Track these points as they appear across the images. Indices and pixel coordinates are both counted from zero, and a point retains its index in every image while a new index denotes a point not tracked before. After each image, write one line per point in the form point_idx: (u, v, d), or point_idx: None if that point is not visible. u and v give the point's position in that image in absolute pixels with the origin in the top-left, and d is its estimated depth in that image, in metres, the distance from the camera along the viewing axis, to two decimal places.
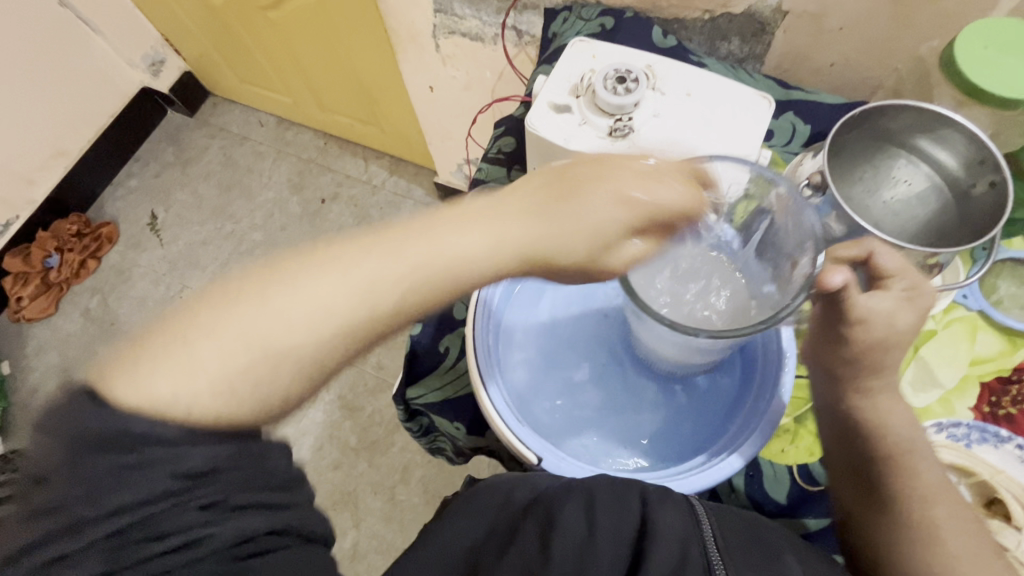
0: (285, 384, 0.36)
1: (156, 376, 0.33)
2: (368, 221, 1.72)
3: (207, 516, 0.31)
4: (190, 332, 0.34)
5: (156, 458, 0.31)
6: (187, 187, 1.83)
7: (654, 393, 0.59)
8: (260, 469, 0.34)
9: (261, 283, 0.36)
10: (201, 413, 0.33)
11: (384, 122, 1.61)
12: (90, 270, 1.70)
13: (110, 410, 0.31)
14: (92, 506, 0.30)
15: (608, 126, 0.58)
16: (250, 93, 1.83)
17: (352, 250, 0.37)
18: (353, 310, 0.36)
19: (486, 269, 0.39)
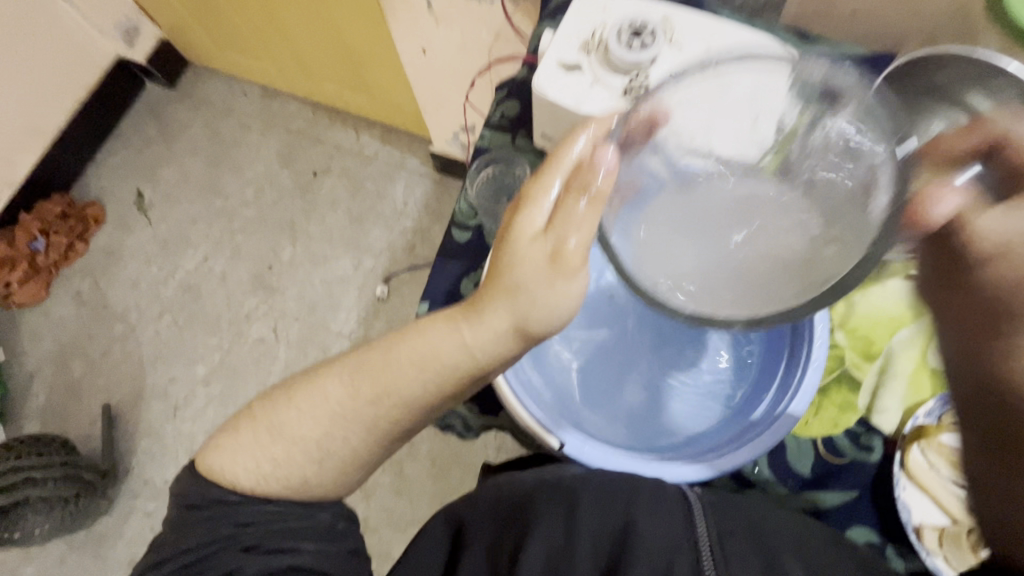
0: (323, 472, 0.52)
1: (238, 462, 0.51)
2: (363, 194, 1.67)
3: (251, 548, 0.49)
4: (262, 427, 0.52)
5: (230, 522, 0.50)
6: (173, 163, 1.76)
7: (674, 384, 0.59)
8: (297, 534, 0.51)
9: (299, 396, 0.52)
10: (269, 487, 0.51)
11: (375, 88, 1.53)
12: (79, 253, 1.66)
13: (208, 485, 0.51)
14: (186, 542, 0.49)
15: (622, 86, 0.54)
16: (232, 62, 1.74)
17: (350, 364, 0.51)
18: (364, 424, 0.50)
19: (440, 362, 0.46)
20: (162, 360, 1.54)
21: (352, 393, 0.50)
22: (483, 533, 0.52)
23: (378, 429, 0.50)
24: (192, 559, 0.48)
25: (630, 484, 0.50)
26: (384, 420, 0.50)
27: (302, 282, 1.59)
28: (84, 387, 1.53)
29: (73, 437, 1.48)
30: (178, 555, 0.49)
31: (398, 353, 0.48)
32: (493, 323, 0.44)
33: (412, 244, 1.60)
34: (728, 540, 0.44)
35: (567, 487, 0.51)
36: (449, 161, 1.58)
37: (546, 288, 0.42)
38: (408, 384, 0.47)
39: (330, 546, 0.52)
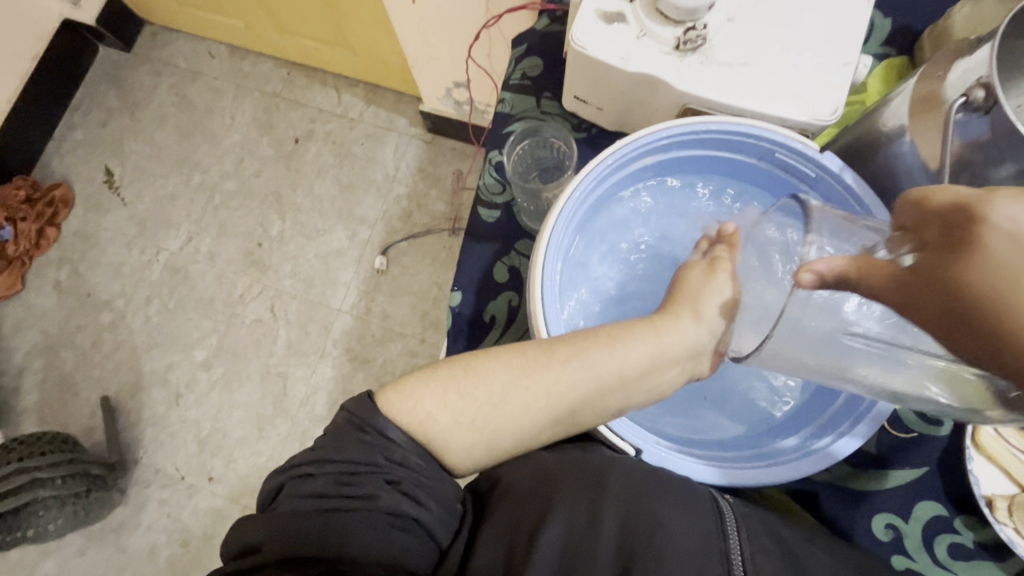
0: (492, 423, 0.46)
1: (422, 408, 0.46)
2: (351, 160, 1.57)
3: (391, 488, 0.43)
4: (468, 371, 0.47)
5: (383, 453, 0.44)
6: (141, 135, 1.63)
7: (774, 375, 0.58)
8: (432, 492, 0.45)
9: (499, 348, 0.49)
10: (444, 444, 0.46)
11: (355, 43, 1.41)
12: (53, 240, 1.55)
13: (387, 425, 0.45)
14: (344, 451, 0.43)
15: (675, 38, 0.48)
16: (194, 18, 1.59)
17: (569, 339, 0.49)
18: (552, 384, 0.47)
19: (637, 358, 0.48)
20: (157, 347, 1.48)
21: (549, 349, 0.48)
22: (500, 509, 0.47)
23: (562, 395, 0.47)
24: (342, 471, 0.43)
25: (663, 485, 0.47)
26: (571, 383, 0.47)
27: (296, 258, 1.51)
28: (78, 379, 1.47)
29: (74, 430, 1.43)
30: (334, 460, 0.43)
31: (599, 331, 0.50)
32: (686, 322, 0.50)
33: (408, 211, 1.52)
34: (761, 558, 0.43)
35: (592, 478, 0.47)
36: (442, 120, 1.48)
37: (712, 288, 0.51)
38: (610, 362, 0.48)
39: (448, 516, 0.46)
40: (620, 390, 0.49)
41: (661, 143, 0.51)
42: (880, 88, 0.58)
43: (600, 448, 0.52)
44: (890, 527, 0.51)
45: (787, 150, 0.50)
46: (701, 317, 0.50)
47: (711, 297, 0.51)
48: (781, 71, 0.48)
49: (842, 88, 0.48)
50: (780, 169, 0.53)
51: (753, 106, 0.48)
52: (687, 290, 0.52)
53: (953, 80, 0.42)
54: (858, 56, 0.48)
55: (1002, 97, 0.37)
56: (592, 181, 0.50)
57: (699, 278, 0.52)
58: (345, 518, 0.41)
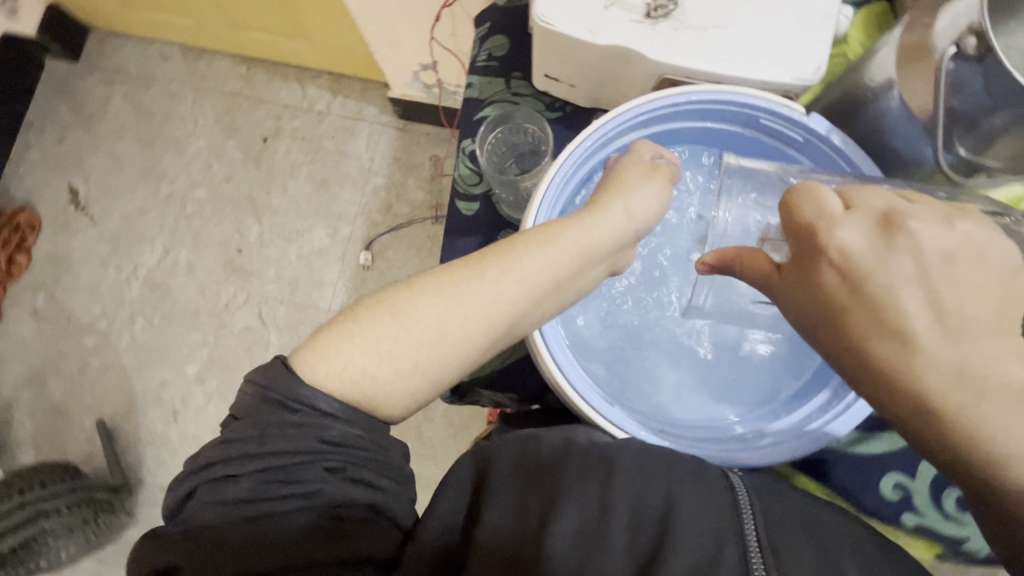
0: (432, 363, 0.45)
1: (354, 362, 0.43)
2: (324, 155, 1.52)
3: (327, 475, 0.41)
4: (400, 308, 0.45)
5: (317, 434, 0.41)
6: (101, 149, 1.57)
7: (744, 347, 0.58)
8: (378, 456, 0.43)
9: (425, 280, 0.46)
10: (382, 397, 0.44)
11: (313, 32, 1.34)
12: (24, 266, 1.50)
13: (318, 394, 0.42)
14: (266, 442, 0.40)
15: (645, 5, 0.47)
16: (143, 20, 1.51)
17: (510, 255, 0.46)
18: (487, 305, 0.45)
19: (570, 265, 0.47)
20: (147, 366, 1.45)
21: (479, 268, 0.46)
22: (500, 484, 0.43)
23: (499, 313, 0.45)
24: (268, 466, 0.40)
25: (672, 465, 0.44)
26: (507, 301, 0.45)
27: (278, 261, 1.47)
28: (69, 407, 1.44)
29: (73, 457, 1.41)
30: (256, 455, 0.40)
31: (528, 235, 0.47)
32: (614, 215, 0.48)
33: (388, 203, 1.48)
34: (776, 527, 0.41)
35: (601, 455, 0.44)
36: (412, 105, 1.43)
37: (641, 191, 0.49)
38: (543, 266, 0.46)
39: (401, 493, 0.44)
40: (557, 301, 0.48)
41: (642, 117, 0.50)
42: (860, 38, 0.55)
43: (597, 428, 0.50)
44: (898, 487, 0.52)
45: (773, 114, 0.49)
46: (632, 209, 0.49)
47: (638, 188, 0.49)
48: (759, 31, 0.47)
49: (824, 43, 0.47)
50: (766, 134, 0.52)
51: (733, 69, 0.47)
52: (622, 186, 0.49)
53: (942, 28, 0.40)
54: (837, 8, 0.48)
55: (999, 51, 0.37)
56: (570, 166, 0.49)
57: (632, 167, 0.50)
58: (280, 520, 0.39)
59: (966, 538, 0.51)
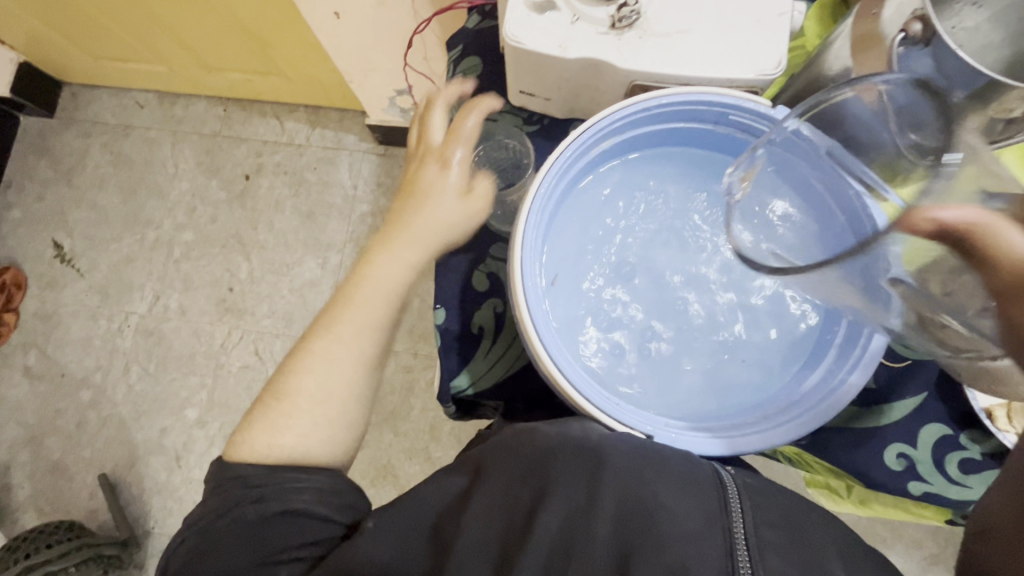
0: (331, 410, 0.53)
1: (261, 442, 0.52)
2: (307, 187, 1.53)
3: (250, 501, 0.49)
4: (281, 389, 0.53)
5: (242, 482, 0.50)
6: (83, 202, 1.56)
7: (740, 332, 0.53)
8: (297, 485, 0.50)
9: (296, 359, 0.55)
10: (299, 451, 0.52)
11: (287, 68, 1.36)
12: (12, 325, 1.49)
13: (235, 468, 0.51)
14: (209, 502, 0.51)
15: (610, 17, 0.50)
16: (116, 70, 1.52)
17: (350, 306, 0.55)
18: (350, 349, 0.54)
19: (396, 292, 0.56)
20: (145, 415, 1.43)
21: (335, 329, 0.54)
22: (488, 483, 0.45)
23: (362, 350, 0.55)
24: (211, 515, 0.50)
25: (664, 462, 0.43)
26: (361, 338, 0.55)
27: (270, 296, 1.47)
28: (70, 464, 1.41)
29: (78, 515, 1.39)
30: (203, 515, 0.50)
31: (349, 290, 0.56)
32: (407, 250, 0.56)
33: (375, 229, 1.49)
34: (766, 531, 0.40)
35: (590, 453, 0.43)
36: (391, 130, 1.45)
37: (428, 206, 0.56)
38: (373, 303, 0.55)
39: (330, 500, 0.51)
40: (398, 314, 0.57)
41: (616, 124, 0.51)
42: (817, 30, 0.58)
43: (590, 418, 0.47)
44: (902, 456, 0.53)
45: (740, 110, 0.51)
46: (438, 236, 0.57)
47: (442, 215, 0.56)
48: (719, 32, 0.50)
49: (781, 39, 0.49)
50: (737, 131, 0.53)
51: (699, 72, 0.50)
52: (410, 222, 0.56)
53: (889, 17, 0.45)
54: (791, 4, 0.50)
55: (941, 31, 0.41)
56: (555, 176, 0.50)
57: (435, 175, 0.57)
58: (223, 543, 0.48)
59: (972, 501, 0.52)
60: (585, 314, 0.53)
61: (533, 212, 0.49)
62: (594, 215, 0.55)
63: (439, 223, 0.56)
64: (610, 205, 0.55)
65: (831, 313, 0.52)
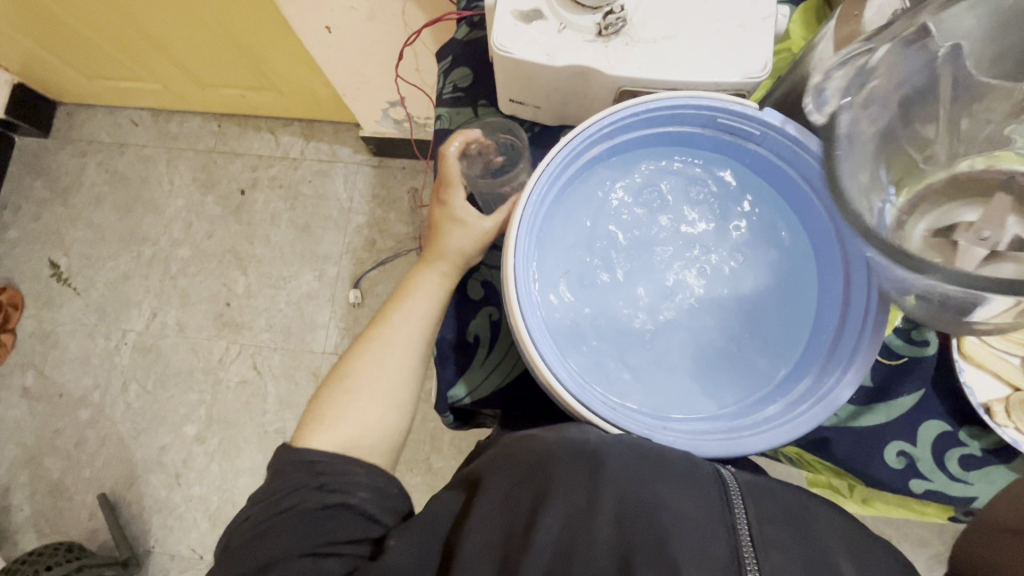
0: (389, 394, 0.57)
1: (327, 422, 0.55)
2: (303, 200, 1.53)
3: (314, 487, 0.51)
4: (346, 374, 0.57)
5: (307, 468, 0.52)
6: (79, 220, 1.56)
7: (731, 330, 0.53)
8: (355, 480, 0.52)
9: (358, 349, 0.59)
10: (361, 436, 0.55)
11: (280, 82, 1.37)
12: (10, 346, 1.48)
13: (301, 452, 0.53)
14: (272, 485, 0.52)
15: (597, 25, 0.50)
16: (111, 90, 1.53)
17: (401, 301, 0.59)
18: (401, 343, 0.58)
19: (442, 290, 0.59)
20: (145, 433, 1.42)
21: (389, 321, 0.58)
22: (491, 489, 0.45)
23: (417, 342, 0.58)
24: (274, 499, 0.51)
25: (662, 461, 0.42)
26: (413, 333, 0.58)
27: (267, 310, 1.47)
28: (68, 484, 1.40)
29: (78, 536, 1.38)
30: (267, 495, 0.52)
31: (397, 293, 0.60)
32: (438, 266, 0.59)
33: (371, 240, 1.49)
34: (767, 527, 0.39)
35: (589, 453, 0.43)
36: (385, 142, 1.45)
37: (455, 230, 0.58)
38: (418, 302, 0.58)
39: (386, 502, 0.53)
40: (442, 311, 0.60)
41: (605, 129, 0.51)
42: (803, 33, 0.59)
43: (587, 423, 0.47)
44: (902, 455, 0.53)
45: (728, 113, 0.51)
46: (458, 260, 0.59)
47: (463, 242, 0.58)
48: (704, 37, 0.50)
49: (766, 43, 0.50)
50: (725, 133, 0.53)
51: (686, 77, 0.50)
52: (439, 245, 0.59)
53: (870, 19, 0.45)
54: (775, 8, 0.51)
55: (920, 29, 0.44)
56: (546, 182, 0.50)
57: (443, 215, 0.59)
58: (283, 528, 0.49)
59: (974, 497, 0.52)
60: (577, 318, 0.53)
61: (526, 217, 0.49)
62: (586, 216, 0.55)
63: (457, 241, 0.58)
64: (601, 206, 0.55)
65: (825, 312, 0.52)
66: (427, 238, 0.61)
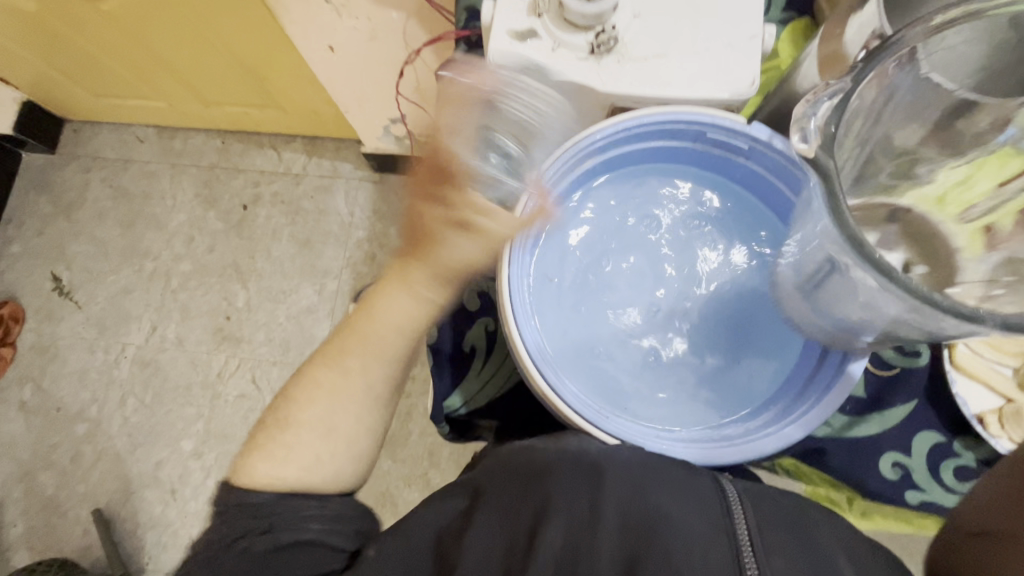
0: (341, 439, 0.55)
1: (273, 469, 0.53)
2: (304, 216, 1.55)
3: (258, 531, 0.50)
4: (291, 419, 0.55)
5: (251, 513, 0.51)
6: (83, 235, 1.58)
7: (722, 339, 0.54)
8: (304, 516, 0.51)
9: (305, 389, 0.57)
10: (312, 479, 0.54)
11: (284, 100, 1.39)
12: (9, 360, 1.49)
13: (244, 496, 0.52)
14: (218, 531, 0.51)
15: (589, 43, 0.52)
16: (117, 107, 1.56)
17: (353, 338, 0.57)
18: (354, 384, 0.56)
19: (407, 324, 0.56)
20: (141, 448, 1.42)
21: (341, 360, 0.56)
22: (492, 500, 0.45)
23: (371, 383, 0.57)
24: (222, 544, 0.50)
25: (660, 467, 0.42)
26: (371, 373, 0.57)
27: (267, 324, 1.48)
28: (63, 500, 1.39)
29: (71, 552, 1.36)
30: (215, 540, 0.51)
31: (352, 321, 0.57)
32: (408, 291, 0.55)
33: (371, 255, 1.50)
34: (768, 531, 0.39)
35: (588, 463, 0.43)
36: (386, 158, 1.47)
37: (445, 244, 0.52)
38: (377, 337, 0.56)
39: (340, 527, 0.52)
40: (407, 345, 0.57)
41: (598, 143, 0.52)
42: (791, 52, 0.61)
43: (581, 431, 0.47)
44: (896, 465, 0.53)
45: (718, 127, 0.52)
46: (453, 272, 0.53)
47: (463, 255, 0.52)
48: (693, 55, 0.52)
49: (753, 60, 0.52)
50: (714, 147, 0.54)
51: (676, 93, 0.52)
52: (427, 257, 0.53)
53: (851, 36, 0.47)
54: (762, 27, 0.52)
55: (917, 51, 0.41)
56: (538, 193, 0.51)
57: (438, 222, 0.52)
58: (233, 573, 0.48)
59: None
60: (571, 329, 0.54)
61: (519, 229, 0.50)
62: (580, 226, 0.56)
63: (446, 259, 0.53)
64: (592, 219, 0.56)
65: None
66: (411, 240, 0.55)
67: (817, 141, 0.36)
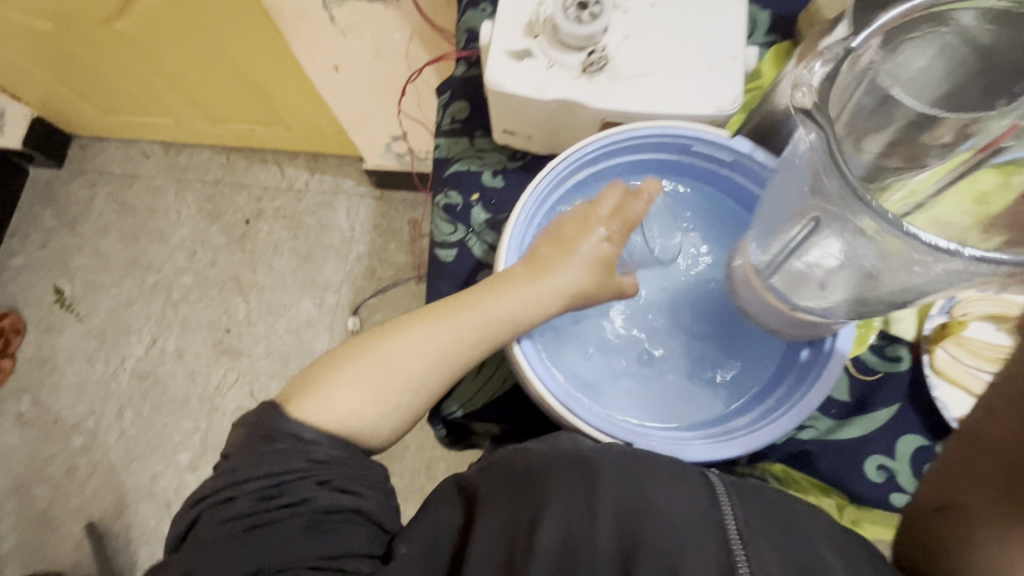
0: (401, 402, 0.52)
1: (334, 400, 0.50)
2: (305, 231, 1.57)
3: (315, 483, 0.47)
4: (378, 356, 0.52)
5: (304, 455, 0.47)
6: (87, 249, 1.60)
7: (707, 342, 0.57)
8: (364, 477, 0.49)
9: (392, 330, 0.53)
10: (359, 429, 0.51)
11: (289, 118, 1.43)
12: (8, 371, 1.49)
13: (304, 426, 0.49)
14: (260, 467, 0.46)
15: (581, 63, 0.55)
16: (125, 124, 1.60)
17: (466, 306, 0.52)
18: (437, 356, 0.52)
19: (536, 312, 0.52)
20: (137, 460, 1.41)
21: (454, 320, 0.52)
22: (489, 507, 0.45)
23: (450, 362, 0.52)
24: (265, 484, 0.46)
25: (650, 465, 0.44)
26: (462, 353, 0.52)
27: (266, 337, 1.49)
28: (56, 513, 1.38)
29: (62, 567, 1.35)
30: (254, 478, 0.46)
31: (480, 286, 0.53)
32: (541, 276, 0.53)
33: (371, 269, 1.53)
34: (756, 524, 0.40)
35: (582, 461, 0.45)
36: (387, 175, 1.51)
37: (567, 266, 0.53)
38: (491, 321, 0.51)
39: (387, 503, 0.51)
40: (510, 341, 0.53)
41: (590, 155, 0.56)
42: (773, 72, 0.64)
43: (574, 429, 0.49)
44: (881, 468, 0.54)
45: (702, 141, 0.56)
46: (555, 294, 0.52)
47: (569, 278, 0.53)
48: (679, 75, 0.55)
49: (736, 80, 0.54)
50: (700, 159, 0.58)
51: (662, 110, 0.55)
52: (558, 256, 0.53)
53: None
54: (744, 49, 0.55)
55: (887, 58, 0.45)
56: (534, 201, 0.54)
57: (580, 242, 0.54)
58: (274, 529, 0.44)
59: None
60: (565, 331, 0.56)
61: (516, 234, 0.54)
62: None
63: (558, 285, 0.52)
64: None
65: None
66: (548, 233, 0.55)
67: (813, 97, 0.38)
